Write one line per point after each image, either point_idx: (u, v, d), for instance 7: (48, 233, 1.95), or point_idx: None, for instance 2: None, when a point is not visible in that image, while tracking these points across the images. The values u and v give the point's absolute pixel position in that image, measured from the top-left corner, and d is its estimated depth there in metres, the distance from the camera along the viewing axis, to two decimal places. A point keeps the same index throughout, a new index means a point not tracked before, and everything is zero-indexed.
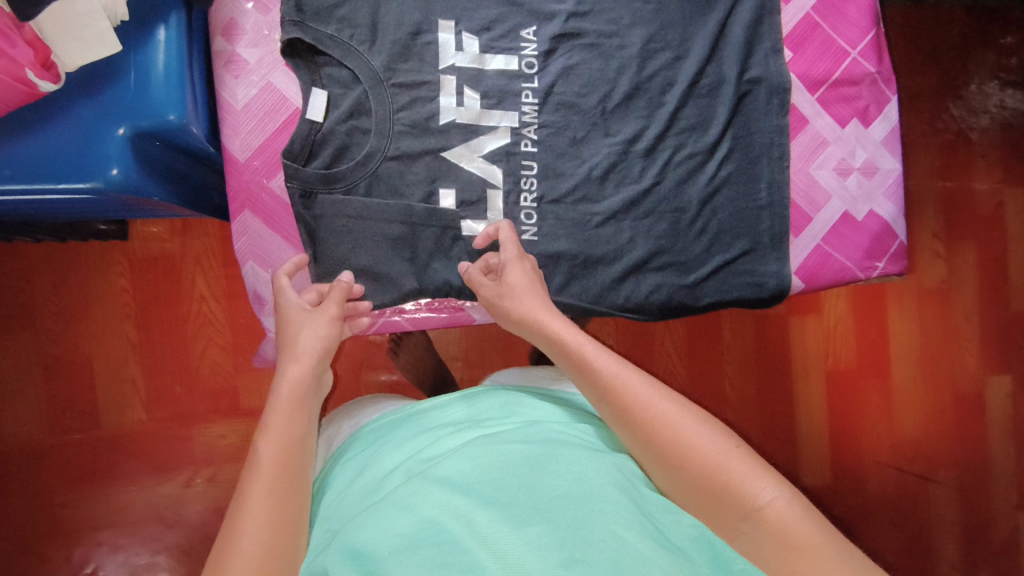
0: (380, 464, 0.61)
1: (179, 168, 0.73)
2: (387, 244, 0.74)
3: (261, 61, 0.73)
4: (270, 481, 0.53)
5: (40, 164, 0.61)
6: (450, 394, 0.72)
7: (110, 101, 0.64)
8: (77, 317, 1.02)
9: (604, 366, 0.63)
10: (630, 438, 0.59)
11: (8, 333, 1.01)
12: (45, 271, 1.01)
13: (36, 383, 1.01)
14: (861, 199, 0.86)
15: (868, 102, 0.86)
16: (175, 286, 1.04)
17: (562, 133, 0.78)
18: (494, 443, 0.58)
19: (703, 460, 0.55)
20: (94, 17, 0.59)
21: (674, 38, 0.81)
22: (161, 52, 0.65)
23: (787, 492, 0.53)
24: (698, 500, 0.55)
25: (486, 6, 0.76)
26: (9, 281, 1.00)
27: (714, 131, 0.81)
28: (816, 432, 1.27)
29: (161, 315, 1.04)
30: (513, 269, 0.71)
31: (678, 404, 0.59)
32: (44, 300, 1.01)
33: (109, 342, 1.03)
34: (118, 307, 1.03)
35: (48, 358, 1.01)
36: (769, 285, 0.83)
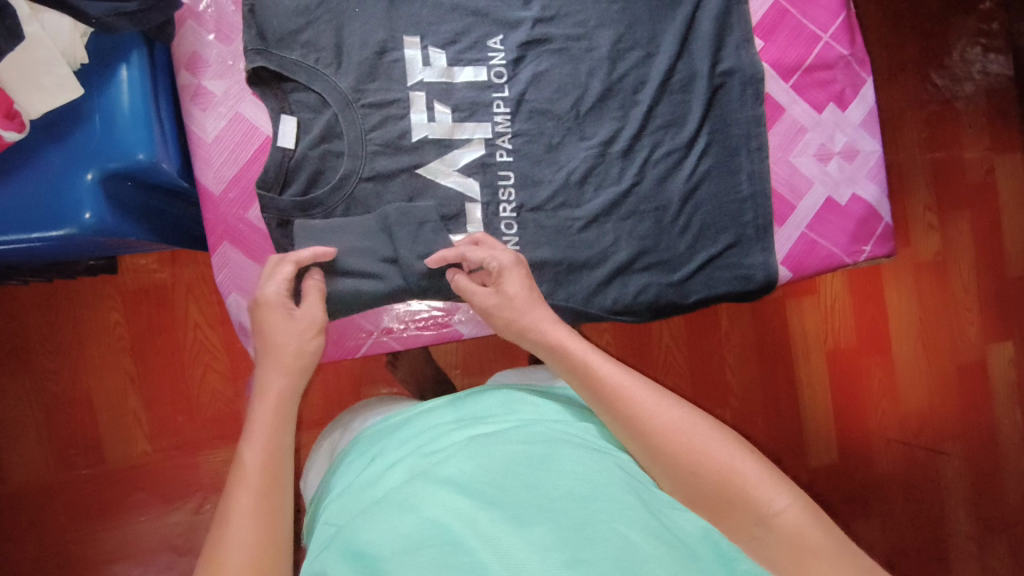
0: (380, 466, 0.60)
1: (155, 206, 0.72)
2: (360, 249, 0.73)
3: (227, 92, 0.73)
4: (251, 506, 0.51)
5: (10, 215, 0.61)
6: (439, 399, 0.70)
7: (78, 145, 0.63)
8: (74, 352, 1.02)
9: (609, 371, 0.62)
10: (634, 438, 0.59)
11: (6, 375, 1.00)
12: (39, 311, 1.01)
13: (38, 422, 1.01)
14: (844, 183, 0.85)
15: (844, 85, 0.85)
16: (168, 315, 1.04)
17: (537, 140, 0.78)
18: (496, 442, 0.57)
19: (714, 467, 0.55)
20: (53, 63, 0.59)
21: (642, 36, 0.80)
22: (124, 92, 0.64)
23: (798, 499, 0.54)
24: (705, 497, 0.55)
25: (450, 19, 0.76)
26: (3, 324, 1.00)
27: (690, 127, 0.81)
28: (823, 412, 1.27)
29: (156, 346, 1.04)
30: (509, 278, 0.69)
31: (687, 411, 0.59)
32: (40, 339, 1.01)
33: (109, 375, 1.03)
34: (114, 341, 1.03)
35: (48, 397, 1.01)
36: (756, 275, 0.82)
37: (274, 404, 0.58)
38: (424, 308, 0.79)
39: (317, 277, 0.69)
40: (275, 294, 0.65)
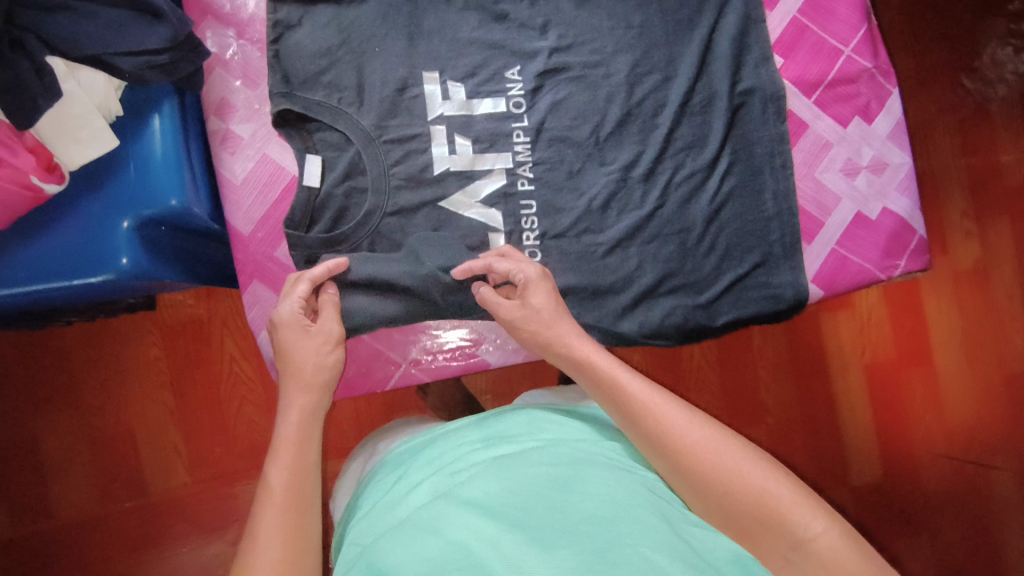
0: (404, 487, 0.59)
1: (188, 248, 0.75)
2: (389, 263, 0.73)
3: (254, 135, 0.75)
4: (279, 522, 0.52)
5: (53, 264, 0.63)
6: (466, 419, 0.70)
7: (114, 195, 0.65)
8: (115, 388, 1.05)
9: (636, 387, 0.61)
10: (663, 457, 0.57)
11: (52, 411, 1.03)
12: (82, 348, 1.04)
13: (83, 457, 1.04)
14: (873, 197, 0.83)
15: (868, 98, 0.84)
16: (204, 348, 1.06)
17: (557, 167, 0.78)
18: (520, 465, 0.57)
19: (746, 488, 0.54)
20: (89, 117, 0.61)
21: (659, 60, 0.80)
22: (157, 140, 0.67)
23: (835, 524, 0.52)
24: (736, 518, 0.53)
25: (468, 53, 0.77)
26: (49, 362, 1.03)
27: (711, 147, 0.80)
28: (864, 428, 1.23)
29: (193, 380, 1.06)
30: (536, 291, 0.69)
31: (718, 431, 0.58)
32: (84, 376, 1.04)
33: (148, 409, 1.05)
34: (153, 375, 1.05)
35: (92, 432, 1.04)
36: (784, 294, 0.80)
37: (297, 421, 0.60)
38: (453, 338, 0.79)
39: (330, 292, 0.70)
40: (289, 314, 0.66)
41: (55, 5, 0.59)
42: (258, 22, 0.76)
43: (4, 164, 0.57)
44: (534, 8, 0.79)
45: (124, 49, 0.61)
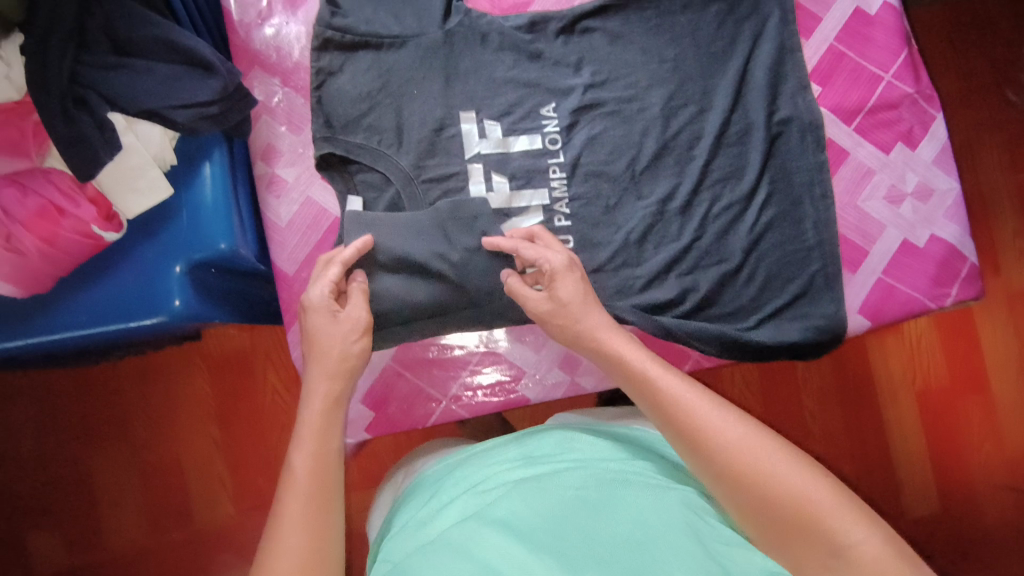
0: (437, 503, 0.59)
1: (236, 289, 0.77)
2: (414, 244, 0.74)
3: (298, 178, 0.78)
4: (300, 512, 0.52)
5: (111, 309, 0.66)
6: (502, 436, 0.70)
7: (168, 239, 0.68)
8: (164, 420, 1.08)
9: (668, 385, 0.59)
10: (696, 458, 0.55)
11: (105, 444, 1.07)
12: (134, 382, 1.08)
13: (135, 488, 1.07)
14: (920, 224, 0.81)
15: (911, 124, 0.82)
16: (248, 380, 1.08)
17: (594, 202, 0.78)
18: (550, 487, 0.55)
19: (783, 492, 0.50)
20: (144, 167, 0.64)
21: (694, 92, 0.80)
22: (207, 186, 0.69)
23: (879, 532, 0.48)
24: (772, 525, 0.50)
25: (504, 92, 0.79)
26: (102, 395, 1.07)
27: (749, 178, 0.79)
28: (917, 455, 1.18)
29: (238, 411, 1.08)
30: (562, 282, 0.67)
31: (755, 429, 0.54)
32: (135, 408, 1.07)
33: (195, 440, 1.08)
34: (199, 407, 1.08)
35: (143, 463, 1.07)
36: (826, 327, 0.78)
37: (321, 410, 0.60)
38: (492, 375, 0.79)
39: (360, 280, 0.69)
40: (319, 298, 0.65)
41: (116, 63, 0.63)
42: (301, 70, 0.78)
43: (64, 215, 0.61)
44: (567, 46, 0.80)
45: (177, 103, 0.64)
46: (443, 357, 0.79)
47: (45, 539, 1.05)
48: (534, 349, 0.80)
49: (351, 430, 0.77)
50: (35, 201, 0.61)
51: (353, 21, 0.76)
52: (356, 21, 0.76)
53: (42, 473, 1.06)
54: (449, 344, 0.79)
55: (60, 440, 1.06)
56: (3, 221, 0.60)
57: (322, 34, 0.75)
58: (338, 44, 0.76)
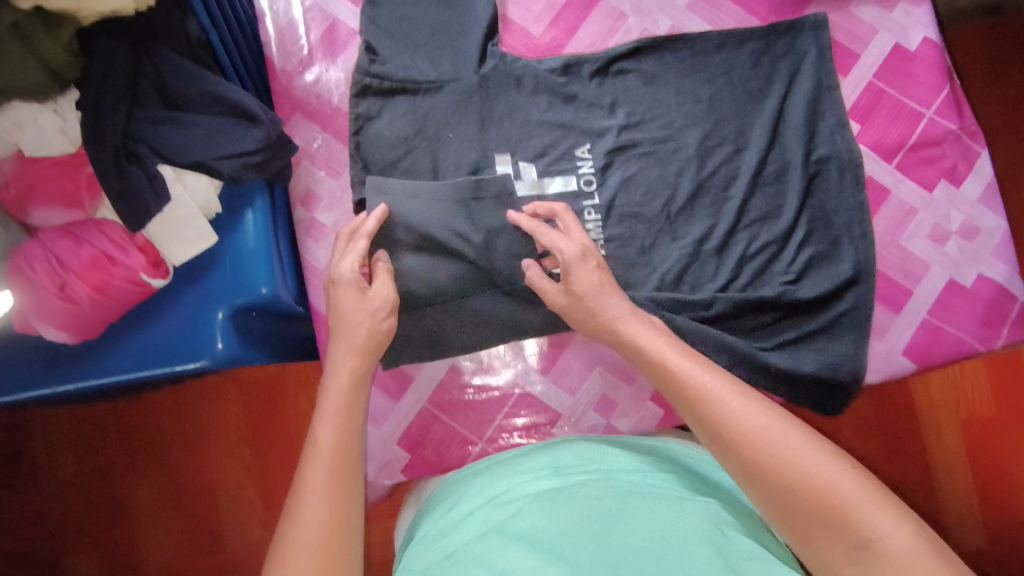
0: (460, 513, 0.59)
1: (276, 331, 0.78)
2: (440, 219, 0.73)
3: (337, 222, 0.79)
4: (322, 485, 0.52)
5: (154, 352, 0.67)
6: (529, 447, 0.70)
7: (212, 284, 0.70)
8: (197, 446, 1.06)
9: (691, 371, 0.58)
10: (717, 445, 0.53)
11: (139, 469, 1.05)
12: (169, 406, 1.06)
13: (169, 513, 1.05)
14: (966, 263, 0.79)
15: (955, 161, 0.80)
16: (282, 405, 1.06)
17: (630, 244, 0.78)
18: (572, 497, 0.55)
19: (804, 482, 0.48)
20: (191, 217, 0.67)
21: (730, 131, 0.80)
22: (250, 231, 0.71)
23: (909, 523, 0.44)
24: (792, 515, 0.48)
25: (539, 134, 0.79)
26: (137, 419, 1.05)
27: (787, 217, 0.78)
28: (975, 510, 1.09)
29: (274, 435, 1.06)
30: (578, 271, 0.66)
31: (780, 418, 0.52)
32: (170, 432, 1.05)
33: (228, 467, 1.06)
34: (233, 432, 1.06)
35: (178, 488, 1.05)
36: (847, 371, 0.76)
37: (346, 386, 0.61)
38: (527, 418, 0.79)
39: (383, 261, 0.69)
40: (343, 273, 0.66)
41: (165, 116, 0.65)
42: (341, 115, 0.80)
43: (115, 264, 0.64)
44: (602, 88, 0.81)
45: (224, 153, 0.66)
46: (478, 399, 0.79)
47: (78, 567, 1.03)
48: (569, 393, 0.79)
49: (386, 470, 0.78)
50: (88, 251, 0.63)
51: (391, 67, 0.78)
52: (394, 67, 0.78)
53: (77, 499, 1.04)
54: (485, 387, 0.79)
55: (95, 463, 1.04)
56: (58, 271, 0.62)
57: (361, 81, 0.77)
58: (376, 90, 0.77)
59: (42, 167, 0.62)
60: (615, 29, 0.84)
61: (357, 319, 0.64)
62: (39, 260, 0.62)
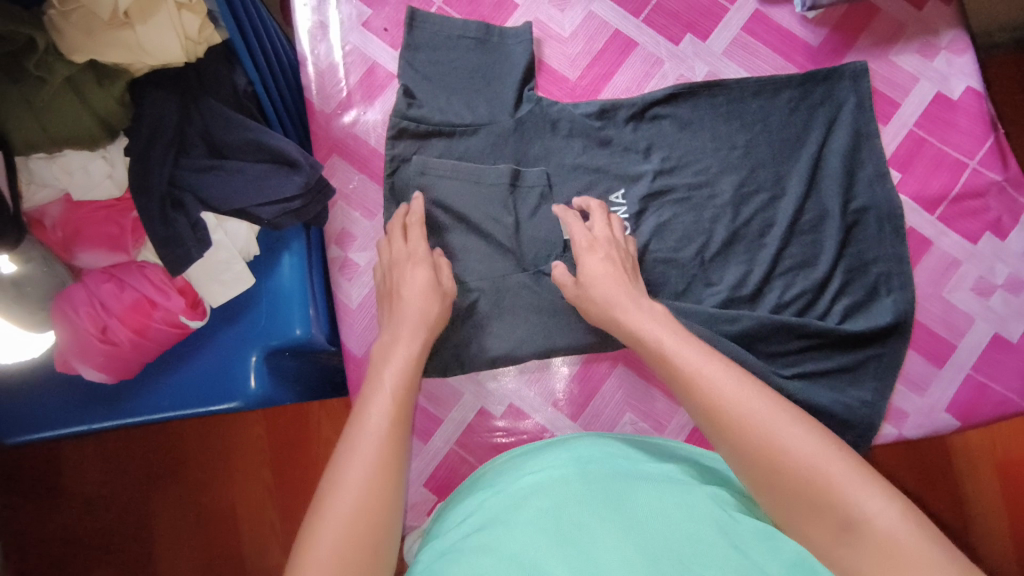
0: (463, 506, 0.57)
1: (308, 370, 0.79)
2: (479, 206, 0.76)
3: (370, 262, 0.78)
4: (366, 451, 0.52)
5: (190, 391, 0.69)
6: (539, 442, 0.67)
7: (246, 326, 0.70)
8: (220, 467, 1.06)
9: (689, 355, 0.57)
10: (715, 432, 0.52)
11: (161, 485, 1.06)
12: (192, 424, 1.07)
13: (190, 532, 1.05)
14: (1012, 318, 0.77)
15: (999, 213, 0.78)
16: (304, 430, 1.06)
17: (663, 289, 0.77)
18: (575, 476, 0.53)
19: (795, 464, 0.47)
20: (231, 261, 0.68)
21: (766, 178, 0.79)
22: (286, 275, 0.72)
23: (897, 502, 0.44)
24: (784, 498, 0.48)
25: (573, 178, 0.79)
26: (162, 436, 1.07)
27: (823, 265, 0.77)
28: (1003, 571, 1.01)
29: (294, 460, 1.06)
30: (591, 256, 0.69)
31: (771, 399, 0.51)
32: (192, 450, 1.06)
33: (249, 486, 1.06)
34: (255, 452, 1.06)
35: (199, 507, 1.06)
36: (863, 413, 0.75)
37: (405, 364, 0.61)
38: None
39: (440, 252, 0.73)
40: (417, 252, 0.70)
41: (210, 164, 0.66)
42: (377, 156, 0.81)
43: (156, 308, 0.65)
44: (637, 132, 0.81)
45: (264, 201, 0.67)
46: (509, 442, 0.78)
47: None
48: None
49: (413, 513, 0.77)
50: (131, 295, 0.64)
51: (428, 111, 0.79)
52: (430, 111, 0.79)
53: (100, 513, 1.05)
54: (515, 429, 0.78)
55: (119, 477, 1.06)
56: (100, 314, 0.63)
57: (398, 124, 0.77)
58: (412, 133, 0.78)
59: (89, 211, 0.64)
60: (651, 75, 0.84)
61: (422, 299, 0.67)
62: (84, 304, 0.63)
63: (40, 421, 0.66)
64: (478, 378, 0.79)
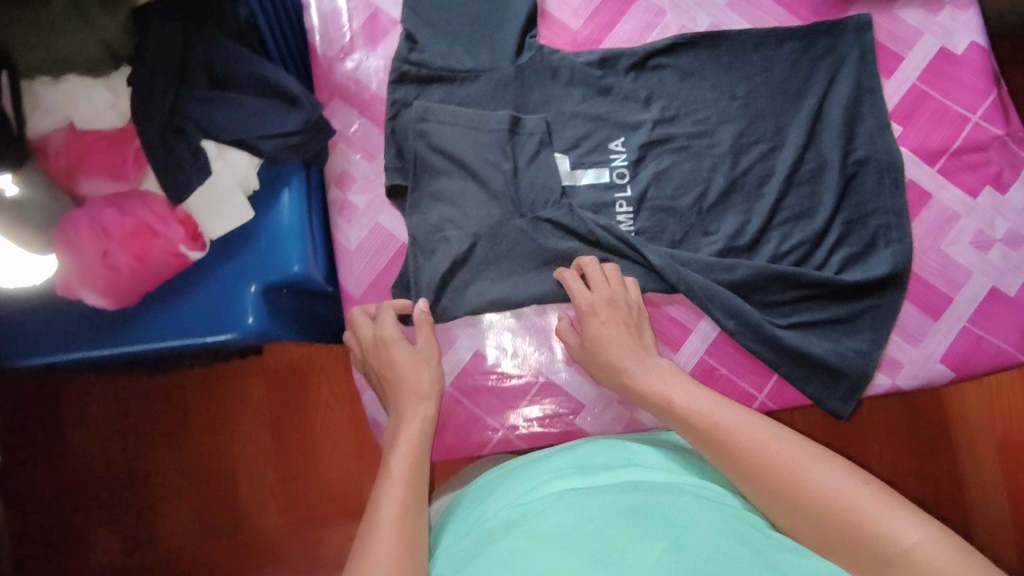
0: (483, 514, 0.57)
1: (306, 312, 0.79)
2: (475, 163, 0.76)
3: (369, 204, 0.80)
4: (398, 514, 0.53)
5: (189, 322, 0.69)
6: (553, 450, 0.67)
7: (246, 260, 0.71)
8: (221, 428, 1.07)
9: (705, 408, 0.59)
10: (739, 477, 0.54)
11: (162, 443, 1.07)
12: (193, 386, 1.08)
13: (190, 490, 1.06)
14: (1011, 272, 0.77)
15: (1000, 167, 0.78)
16: (303, 393, 1.07)
17: (660, 237, 0.78)
18: (601, 491, 0.53)
19: (825, 504, 0.48)
20: (231, 192, 0.69)
21: (766, 130, 0.79)
22: (285, 212, 0.73)
23: (934, 528, 0.44)
24: (819, 536, 0.48)
25: (572, 125, 0.80)
26: (164, 395, 1.08)
27: (821, 217, 0.77)
28: (989, 514, 1.03)
29: (293, 422, 1.07)
30: (592, 322, 0.71)
31: (791, 442, 0.53)
32: (192, 411, 1.07)
33: (251, 448, 1.07)
34: (256, 412, 1.07)
35: (199, 467, 1.07)
36: (854, 362, 0.75)
37: (419, 426, 0.64)
38: (549, 407, 0.78)
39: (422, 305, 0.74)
40: (394, 333, 0.72)
41: (211, 97, 0.67)
42: (378, 101, 0.81)
43: (156, 235, 0.65)
44: (637, 81, 0.81)
45: (264, 133, 0.68)
46: (502, 386, 0.78)
47: (98, 538, 1.05)
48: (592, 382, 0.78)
49: None
50: (131, 221, 0.65)
51: (429, 55, 0.79)
52: (432, 56, 0.79)
53: (98, 468, 1.06)
54: (508, 372, 0.79)
55: (119, 434, 1.07)
56: (101, 238, 0.64)
57: (399, 68, 0.78)
58: (414, 77, 0.79)
59: (91, 140, 0.64)
60: (653, 25, 0.84)
61: (413, 366, 0.70)
62: (85, 227, 0.64)
63: (38, 347, 0.67)
64: (471, 320, 0.80)
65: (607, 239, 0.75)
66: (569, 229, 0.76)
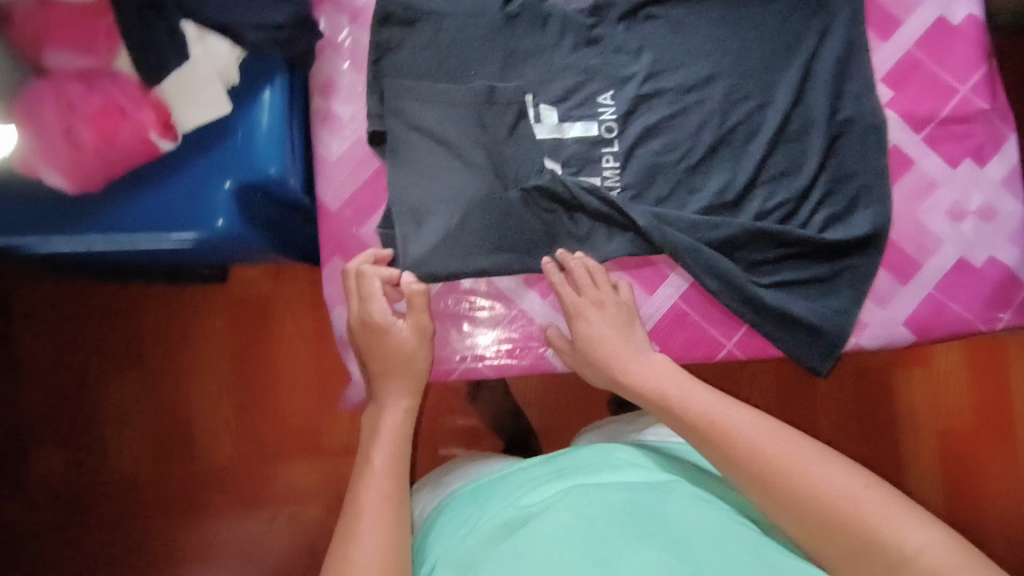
0: (486, 513, 0.57)
1: (276, 221, 0.76)
2: (456, 122, 0.75)
3: (353, 116, 0.77)
4: (379, 509, 0.57)
5: (156, 217, 0.66)
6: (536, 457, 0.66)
7: (219, 157, 0.68)
8: (179, 358, 1.04)
9: (704, 406, 0.60)
10: (740, 477, 0.55)
11: (117, 369, 1.04)
12: (153, 312, 1.04)
13: (144, 419, 1.03)
14: (979, 244, 0.78)
15: (982, 140, 0.80)
16: (266, 325, 1.04)
17: (647, 192, 0.77)
18: (598, 489, 0.56)
19: (833, 511, 0.51)
20: (209, 82, 0.65)
21: (756, 87, 0.78)
22: (265, 112, 0.70)
23: (936, 531, 0.48)
24: (828, 542, 0.51)
25: (563, 58, 0.78)
26: (121, 316, 1.04)
27: (806, 175, 0.77)
28: (930, 484, 1.07)
29: (254, 355, 1.04)
30: (584, 324, 0.71)
31: (790, 441, 0.55)
32: (151, 338, 1.04)
33: (208, 378, 1.04)
34: (217, 343, 1.04)
35: (155, 395, 1.04)
36: (829, 320, 0.76)
37: (399, 418, 0.67)
38: (517, 337, 0.77)
39: (408, 278, 0.71)
40: (383, 316, 0.70)
41: None
42: (368, 9, 0.78)
43: (125, 117, 0.62)
44: (629, 32, 0.80)
45: (251, 23, 0.64)
46: (472, 314, 0.77)
47: (44, 463, 1.02)
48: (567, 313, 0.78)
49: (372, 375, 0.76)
50: (99, 99, 0.61)
51: None
52: None
53: (48, 389, 1.02)
54: (481, 302, 0.78)
55: (71, 355, 1.03)
56: (66, 113, 0.60)
57: (384, 10, 0.75)
58: (399, 19, 0.76)
59: (61, 12, 0.61)
60: None
61: (397, 343, 0.70)
62: (50, 100, 0.60)
63: None
64: None
65: (591, 202, 0.74)
66: (547, 191, 0.74)
